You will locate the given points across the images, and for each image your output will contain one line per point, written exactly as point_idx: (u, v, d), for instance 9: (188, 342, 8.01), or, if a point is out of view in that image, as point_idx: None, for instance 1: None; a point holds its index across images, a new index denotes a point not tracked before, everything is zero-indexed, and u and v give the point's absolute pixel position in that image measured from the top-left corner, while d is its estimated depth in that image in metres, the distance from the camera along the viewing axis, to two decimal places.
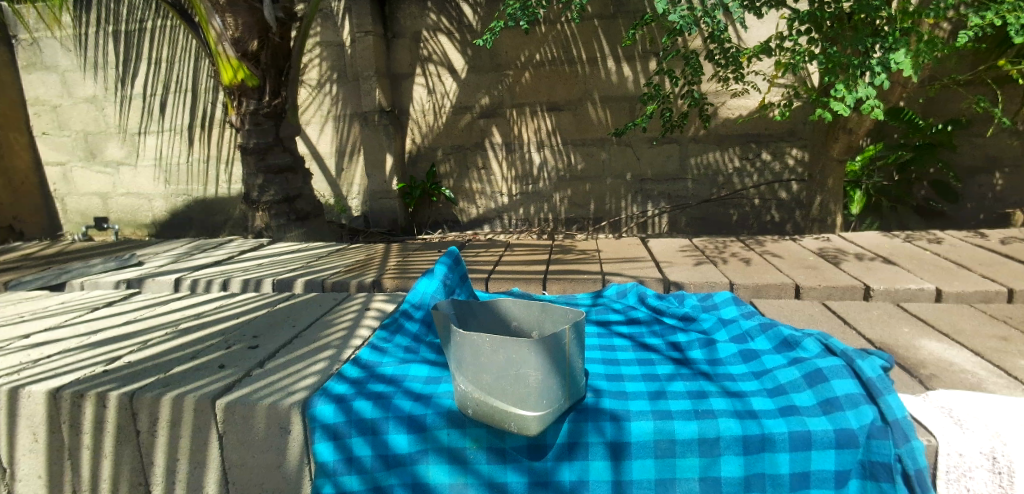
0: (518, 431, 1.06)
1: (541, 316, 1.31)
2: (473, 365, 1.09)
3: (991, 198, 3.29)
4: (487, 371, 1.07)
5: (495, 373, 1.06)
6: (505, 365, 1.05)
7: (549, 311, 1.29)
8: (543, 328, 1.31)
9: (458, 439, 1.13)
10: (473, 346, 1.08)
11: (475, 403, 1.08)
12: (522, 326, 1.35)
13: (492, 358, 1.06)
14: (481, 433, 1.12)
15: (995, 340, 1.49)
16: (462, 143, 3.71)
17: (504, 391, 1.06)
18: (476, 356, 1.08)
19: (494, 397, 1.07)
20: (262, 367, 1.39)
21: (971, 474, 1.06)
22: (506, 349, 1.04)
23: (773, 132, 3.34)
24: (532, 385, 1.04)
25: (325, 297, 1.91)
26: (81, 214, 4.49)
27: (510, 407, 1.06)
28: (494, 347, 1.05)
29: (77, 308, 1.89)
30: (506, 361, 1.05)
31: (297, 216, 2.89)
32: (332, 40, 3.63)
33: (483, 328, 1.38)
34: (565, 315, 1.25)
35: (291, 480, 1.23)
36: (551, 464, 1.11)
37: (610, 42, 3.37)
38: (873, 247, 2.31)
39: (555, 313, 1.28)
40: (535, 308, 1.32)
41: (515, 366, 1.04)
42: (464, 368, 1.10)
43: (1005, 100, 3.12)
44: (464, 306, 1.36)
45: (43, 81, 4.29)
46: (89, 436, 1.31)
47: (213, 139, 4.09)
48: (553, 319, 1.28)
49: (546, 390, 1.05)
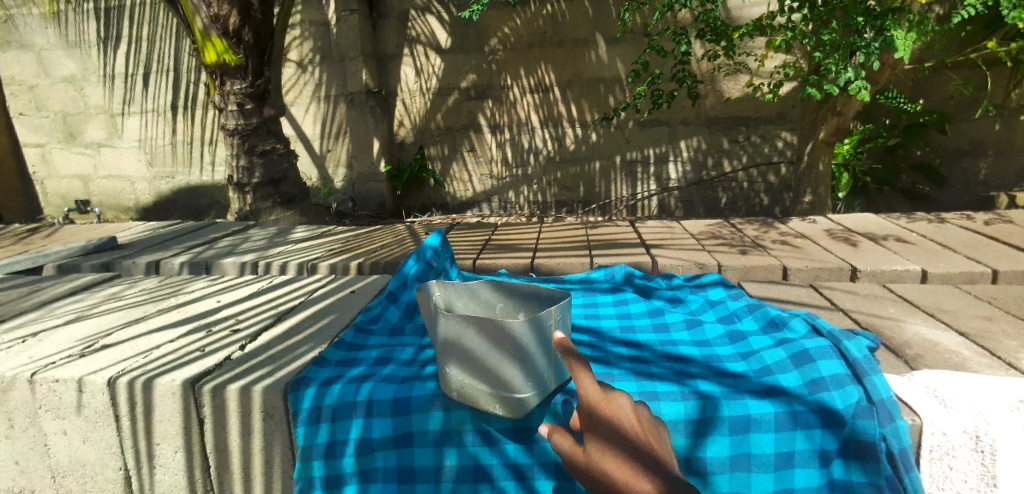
0: (502, 413, 1.06)
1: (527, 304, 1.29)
2: (463, 337, 1.05)
3: (977, 182, 3.31)
4: (477, 346, 1.04)
5: (481, 360, 1.04)
6: (490, 348, 1.03)
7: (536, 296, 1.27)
8: (530, 309, 1.30)
9: (447, 421, 1.11)
10: (457, 331, 1.06)
11: (459, 386, 1.08)
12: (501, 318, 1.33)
13: (477, 342, 1.04)
14: (470, 415, 1.10)
15: (979, 320, 1.50)
16: (451, 125, 3.66)
17: (489, 375, 1.05)
18: (469, 327, 1.04)
19: (478, 380, 1.06)
20: (243, 351, 1.36)
21: (954, 452, 1.06)
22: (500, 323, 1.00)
23: (762, 115, 3.33)
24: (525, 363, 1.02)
25: (310, 280, 1.88)
26: (61, 197, 4.40)
27: (494, 391, 1.05)
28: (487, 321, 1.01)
29: (53, 291, 1.84)
30: (491, 345, 1.02)
31: (282, 199, 2.83)
32: (316, 18, 3.54)
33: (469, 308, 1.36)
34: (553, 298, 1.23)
35: (274, 466, 1.20)
36: (541, 444, 1.10)
37: (600, 23, 3.33)
38: (861, 229, 2.32)
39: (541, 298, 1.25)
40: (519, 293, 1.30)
41: (505, 343, 1.00)
42: (447, 351, 1.09)
43: (992, 82, 3.12)
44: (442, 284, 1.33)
45: (19, 60, 4.15)
46: (67, 421, 1.26)
47: (196, 119, 4.00)
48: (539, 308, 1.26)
49: (532, 374, 1.03)
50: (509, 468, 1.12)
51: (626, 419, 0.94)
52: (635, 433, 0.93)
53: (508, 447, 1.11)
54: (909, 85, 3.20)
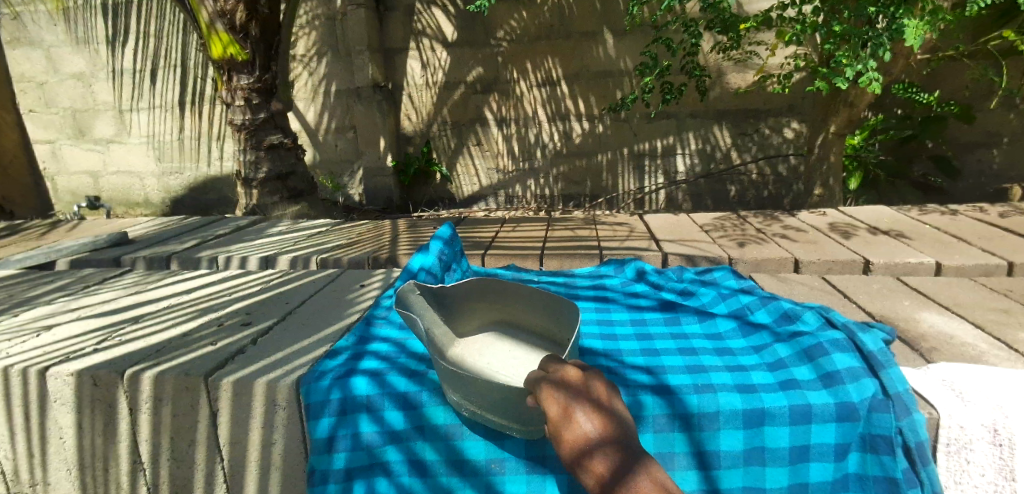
0: (519, 436, 1.02)
1: (537, 313, 1.29)
2: (459, 404, 1.03)
3: (989, 174, 3.27)
4: (485, 393, 0.96)
5: (493, 403, 0.97)
6: (503, 397, 0.95)
7: (546, 309, 1.26)
8: (527, 308, 1.31)
9: (413, 421, 1.08)
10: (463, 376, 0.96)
11: (470, 413, 1.02)
12: (514, 322, 1.37)
13: (488, 391, 0.95)
14: (398, 416, 1.08)
15: (996, 313, 1.48)
16: (458, 119, 3.66)
17: (502, 411, 0.98)
18: (453, 387, 1.02)
19: (490, 413, 1.00)
20: (256, 343, 1.32)
21: (972, 446, 1.05)
22: (469, 379, 0.96)
23: (772, 106, 3.29)
24: (519, 407, 0.96)
25: (320, 274, 1.83)
26: (72, 193, 4.42)
27: (508, 422, 0.99)
28: (458, 380, 0.99)
29: (67, 287, 1.81)
30: (505, 394, 0.95)
31: (290, 193, 2.84)
32: (323, 12, 3.53)
33: (468, 296, 1.35)
34: (566, 318, 1.20)
35: (284, 460, 1.16)
36: (454, 441, 1.08)
37: (608, 15, 3.30)
38: (873, 221, 2.30)
39: (553, 311, 1.24)
40: (523, 298, 1.30)
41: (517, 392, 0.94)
42: (453, 385, 1.01)
43: (1008, 71, 3.07)
44: (439, 294, 1.34)
45: (28, 57, 4.17)
46: (82, 415, 1.22)
47: (204, 115, 4.02)
48: (553, 320, 1.26)
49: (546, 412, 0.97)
50: (414, 467, 1.08)
51: (564, 424, 0.82)
52: (576, 439, 0.80)
53: (442, 448, 1.08)
54: (922, 76, 3.16)
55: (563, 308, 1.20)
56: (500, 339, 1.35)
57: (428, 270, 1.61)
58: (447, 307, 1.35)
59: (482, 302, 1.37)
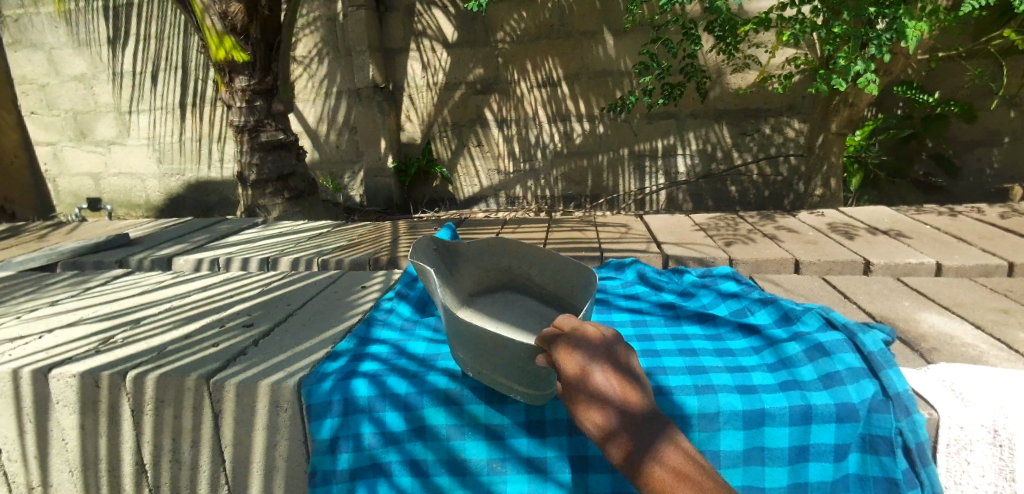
0: (523, 400, 1.04)
1: (544, 276, 1.33)
2: (466, 360, 1.05)
3: (991, 173, 3.26)
4: (493, 353, 0.97)
5: (500, 363, 0.98)
6: (509, 358, 0.96)
7: (552, 271, 1.30)
8: (538, 269, 1.34)
9: (412, 422, 1.09)
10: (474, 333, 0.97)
11: (477, 372, 1.04)
12: (521, 286, 1.41)
13: (496, 351, 0.96)
14: (398, 417, 1.09)
15: (996, 313, 1.49)
16: (459, 120, 3.66)
17: (507, 374, 1.00)
18: (463, 346, 1.03)
19: (496, 374, 1.01)
20: (256, 345, 1.32)
21: (971, 447, 1.05)
22: (481, 335, 0.96)
23: (772, 106, 3.29)
24: (528, 369, 0.96)
25: (320, 276, 1.83)
26: (73, 195, 4.43)
27: (513, 384, 1.01)
28: (470, 335, 0.99)
29: (68, 289, 1.82)
30: (512, 356, 0.95)
31: (291, 195, 2.85)
32: (323, 14, 3.54)
33: (483, 256, 1.41)
34: (572, 275, 1.25)
35: (286, 461, 1.16)
36: (450, 442, 1.09)
37: (608, 15, 3.30)
38: (873, 221, 2.30)
39: (557, 271, 1.29)
40: (529, 261, 1.34)
41: (524, 355, 0.94)
42: (463, 343, 1.02)
43: (1008, 70, 3.07)
44: (450, 251, 1.40)
45: (29, 59, 4.17)
46: (85, 417, 1.23)
47: (205, 116, 4.02)
48: (560, 282, 1.30)
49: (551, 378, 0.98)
50: (412, 467, 1.08)
51: (584, 388, 0.80)
52: (597, 406, 0.78)
53: (439, 450, 1.09)
54: (922, 76, 3.16)
55: (568, 265, 1.25)
56: (513, 300, 1.40)
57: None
58: (456, 266, 1.41)
59: (492, 262, 1.42)
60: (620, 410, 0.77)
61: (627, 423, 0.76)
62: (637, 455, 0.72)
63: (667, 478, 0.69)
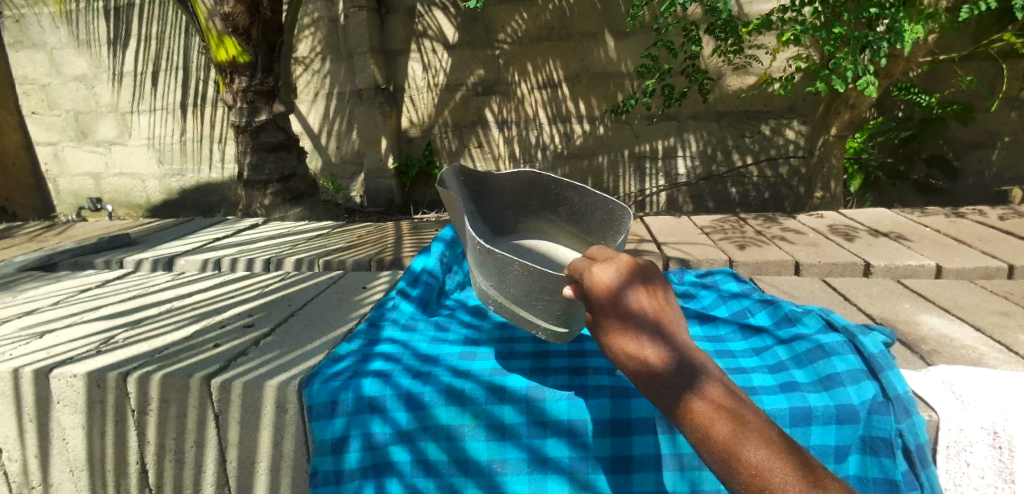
0: (544, 338, 1.09)
1: (571, 223, 1.45)
2: (495, 297, 1.11)
3: (991, 175, 3.27)
4: (518, 282, 1.03)
5: (524, 294, 1.04)
6: (533, 288, 1.01)
7: (580, 216, 1.43)
8: (569, 209, 1.45)
9: (419, 421, 1.09)
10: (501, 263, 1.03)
11: (499, 304, 1.11)
12: (546, 235, 1.52)
13: (520, 280, 1.02)
14: (405, 415, 1.09)
15: (996, 315, 1.49)
16: (459, 121, 3.67)
17: (529, 306, 1.06)
18: (490, 278, 1.10)
19: (518, 306, 1.08)
20: (258, 345, 1.32)
21: (971, 448, 1.05)
22: (510, 267, 1.02)
23: (773, 108, 3.30)
24: (554, 300, 1.01)
25: (321, 276, 1.83)
26: (74, 195, 4.43)
27: (534, 318, 1.07)
28: (500, 269, 1.05)
29: (70, 288, 1.82)
30: (536, 286, 1.01)
31: (292, 195, 2.85)
32: (324, 15, 3.54)
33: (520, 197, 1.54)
34: (598, 217, 1.38)
35: (289, 462, 1.17)
36: (458, 441, 1.09)
37: (608, 16, 3.31)
38: (874, 223, 2.30)
39: (585, 211, 1.41)
40: (562, 204, 1.46)
41: (548, 286, 0.99)
42: (490, 274, 1.09)
43: (1009, 73, 3.07)
44: (493, 185, 1.55)
45: (31, 59, 4.18)
46: (86, 416, 1.23)
47: (206, 117, 4.03)
48: (589, 218, 1.41)
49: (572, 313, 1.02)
50: (420, 467, 1.08)
51: (620, 325, 0.82)
52: (632, 342, 0.80)
53: (447, 447, 1.09)
54: (921, 78, 3.17)
55: (598, 207, 1.37)
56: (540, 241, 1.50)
57: (430, 273, 1.62)
58: (494, 199, 1.56)
59: (525, 205, 1.54)
60: (655, 346, 0.79)
61: (662, 358, 0.77)
62: (673, 389, 0.75)
63: (702, 408, 0.71)
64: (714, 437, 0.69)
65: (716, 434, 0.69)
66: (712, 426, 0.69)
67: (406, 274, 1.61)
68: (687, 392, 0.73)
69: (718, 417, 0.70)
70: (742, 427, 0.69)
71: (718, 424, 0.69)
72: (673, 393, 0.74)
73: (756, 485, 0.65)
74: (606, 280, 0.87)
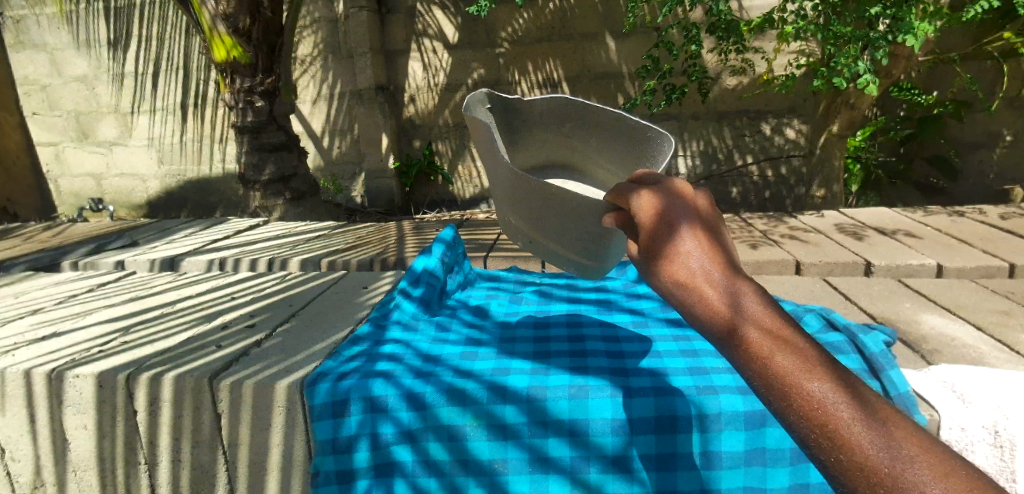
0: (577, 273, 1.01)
1: (612, 156, 1.10)
2: (519, 225, 1.00)
3: (991, 175, 3.27)
4: (547, 214, 0.91)
5: (556, 225, 0.91)
6: (567, 218, 0.89)
7: (626, 147, 1.07)
8: (605, 138, 1.10)
9: (420, 422, 1.09)
10: (528, 189, 0.88)
11: (529, 238, 1.00)
12: (578, 170, 1.16)
13: (551, 208, 0.89)
14: (406, 416, 1.09)
15: (997, 314, 1.49)
16: (460, 121, 3.67)
17: (561, 239, 0.94)
18: (516, 208, 0.96)
19: (550, 240, 0.96)
20: (259, 346, 1.33)
21: (973, 448, 1.03)
22: (540, 194, 0.88)
23: (774, 108, 3.30)
24: (588, 232, 0.89)
25: (323, 276, 1.83)
26: (75, 195, 4.43)
27: (567, 253, 0.96)
28: (526, 195, 0.90)
29: (72, 289, 1.82)
30: (568, 215, 0.88)
31: (293, 196, 2.85)
32: (325, 15, 3.54)
33: (539, 119, 1.15)
34: (654, 148, 1.01)
35: (293, 462, 1.17)
36: (460, 441, 1.09)
37: (609, 14, 3.31)
38: (874, 223, 2.30)
39: (627, 140, 1.06)
40: (601, 132, 1.10)
41: (581, 215, 0.86)
42: (516, 205, 0.95)
43: (1009, 72, 3.07)
44: (509, 107, 1.12)
45: (32, 60, 4.18)
46: (88, 417, 1.23)
47: (206, 117, 4.03)
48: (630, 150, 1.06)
49: (607, 246, 0.92)
50: (422, 466, 1.09)
51: (665, 241, 0.58)
52: (680, 258, 0.57)
53: (448, 448, 1.09)
54: (921, 78, 3.17)
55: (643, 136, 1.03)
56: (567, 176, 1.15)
57: (431, 272, 1.61)
58: (511, 128, 1.14)
59: (554, 134, 1.15)
60: (712, 265, 0.56)
61: (718, 275, 0.55)
62: (730, 313, 0.52)
63: (769, 341, 0.51)
64: (781, 376, 0.50)
65: (784, 373, 0.49)
66: (779, 363, 0.50)
67: (407, 274, 1.61)
68: (750, 320, 0.52)
69: (793, 353, 0.50)
70: (818, 367, 0.50)
71: (786, 360, 0.50)
72: (730, 317, 0.52)
73: (831, 436, 0.47)
74: (654, 195, 0.63)
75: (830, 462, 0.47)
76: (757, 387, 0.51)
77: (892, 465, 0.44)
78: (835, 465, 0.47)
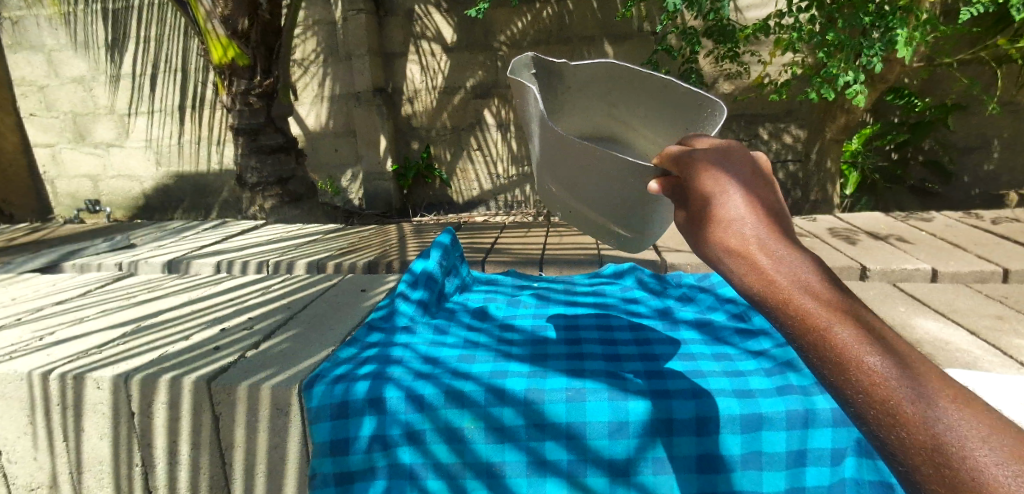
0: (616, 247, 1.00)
1: (661, 123, 1.04)
2: (558, 194, 0.93)
3: (986, 180, 3.29)
4: (582, 181, 0.87)
5: (591, 194, 0.88)
6: (603, 186, 0.86)
7: (673, 115, 1.02)
8: (648, 104, 1.04)
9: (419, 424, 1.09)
10: (568, 155, 0.84)
11: (565, 210, 0.95)
12: (621, 141, 1.09)
13: (587, 175, 0.86)
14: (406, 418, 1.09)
15: (991, 319, 1.51)
16: (458, 124, 3.68)
17: (596, 207, 0.90)
18: (553, 176, 0.91)
19: (586, 211, 0.92)
20: (257, 349, 1.33)
21: None
22: (582, 157, 0.83)
23: (770, 112, 3.32)
24: (626, 200, 0.86)
25: (320, 279, 1.84)
26: (71, 197, 4.42)
27: (604, 222, 0.93)
28: (568, 159, 0.86)
29: (70, 291, 1.82)
30: (605, 183, 0.85)
31: (291, 198, 2.85)
32: (323, 17, 3.55)
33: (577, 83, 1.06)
34: (705, 117, 0.96)
35: (290, 464, 1.17)
36: (460, 443, 1.09)
37: (607, 17, 3.32)
38: (869, 227, 2.32)
39: (673, 109, 1.01)
40: (645, 97, 1.04)
41: (620, 182, 0.83)
42: (553, 172, 0.91)
43: (1002, 78, 3.10)
44: (553, 71, 1.05)
45: (29, 61, 4.17)
46: (86, 419, 1.23)
47: (204, 119, 4.04)
48: (676, 118, 1.02)
49: (644, 216, 0.89)
50: (418, 467, 1.09)
51: (721, 197, 0.60)
52: (735, 227, 0.57)
53: (448, 450, 1.09)
54: (916, 83, 3.20)
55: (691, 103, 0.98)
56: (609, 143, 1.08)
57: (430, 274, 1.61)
58: (555, 93, 1.06)
59: (595, 99, 1.08)
60: (768, 235, 0.56)
61: (774, 245, 0.55)
62: (786, 285, 0.52)
63: (828, 312, 0.50)
64: (840, 349, 0.49)
65: (843, 345, 0.49)
66: (838, 334, 0.49)
67: (407, 274, 1.62)
68: (809, 293, 0.52)
69: (852, 324, 0.49)
70: (876, 341, 0.49)
71: (845, 332, 0.49)
72: (786, 290, 0.52)
73: (891, 413, 0.46)
74: (711, 159, 0.64)
75: (889, 439, 0.46)
76: (813, 359, 0.50)
77: (955, 440, 0.43)
78: (895, 442, 0.46)
